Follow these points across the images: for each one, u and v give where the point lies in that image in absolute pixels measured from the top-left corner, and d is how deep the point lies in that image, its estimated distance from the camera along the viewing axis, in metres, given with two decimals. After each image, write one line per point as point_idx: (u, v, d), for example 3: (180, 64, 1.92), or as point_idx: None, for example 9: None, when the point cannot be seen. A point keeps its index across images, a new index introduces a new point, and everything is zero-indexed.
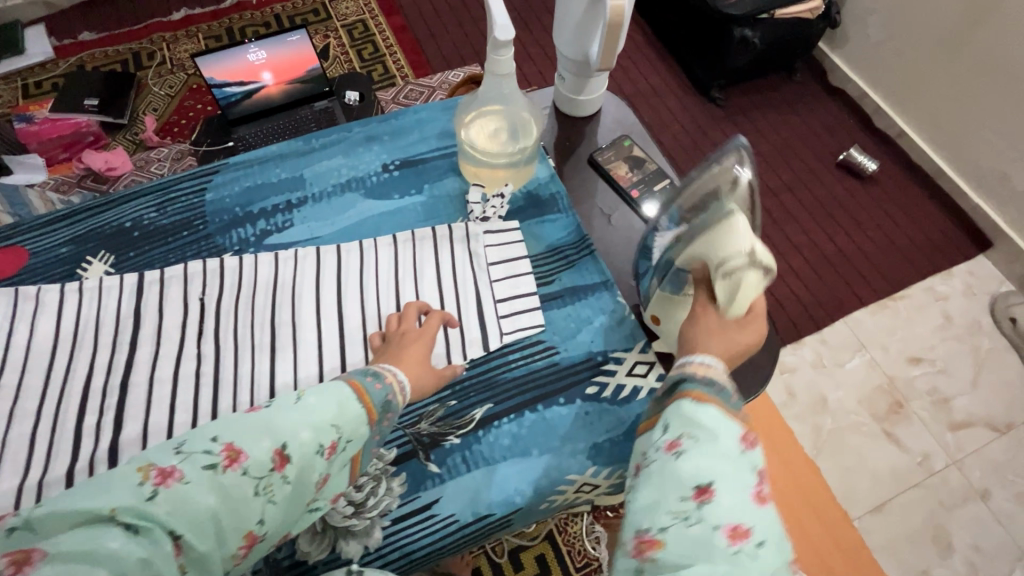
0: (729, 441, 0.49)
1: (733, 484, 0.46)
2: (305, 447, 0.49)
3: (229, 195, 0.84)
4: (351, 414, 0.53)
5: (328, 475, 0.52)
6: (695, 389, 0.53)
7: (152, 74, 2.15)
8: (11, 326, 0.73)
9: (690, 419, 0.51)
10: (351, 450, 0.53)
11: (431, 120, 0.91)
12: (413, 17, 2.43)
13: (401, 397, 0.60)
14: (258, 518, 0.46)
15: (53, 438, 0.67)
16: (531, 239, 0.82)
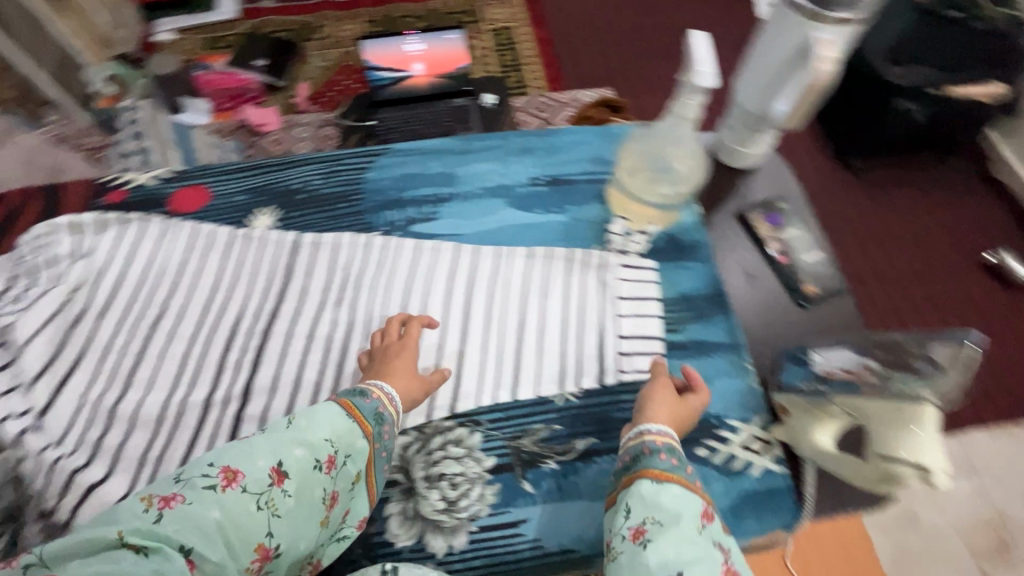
0: (688, 523, 0.57)
1: (697, 566, 0.54)
2: (302, 462, 0.58)
3: (386, 177, 0.89)
4: (342, 429, 0.62)
5: (335, 491, 0.60)
6: (655, 468, 0.61)
7: (315, 47, 2.36)
8: (186, 256, 0.81)
9: (651, 506, 0.58)
10: (350, 465, 0.61)
11: (586, 143, 0.92)
12: (558, 33, 2.48)
13: (392, 410, 0.66)
14: (265, 531, 0.55)
15: (199, 366, 0.73)
16: (666, 282, 0.80)
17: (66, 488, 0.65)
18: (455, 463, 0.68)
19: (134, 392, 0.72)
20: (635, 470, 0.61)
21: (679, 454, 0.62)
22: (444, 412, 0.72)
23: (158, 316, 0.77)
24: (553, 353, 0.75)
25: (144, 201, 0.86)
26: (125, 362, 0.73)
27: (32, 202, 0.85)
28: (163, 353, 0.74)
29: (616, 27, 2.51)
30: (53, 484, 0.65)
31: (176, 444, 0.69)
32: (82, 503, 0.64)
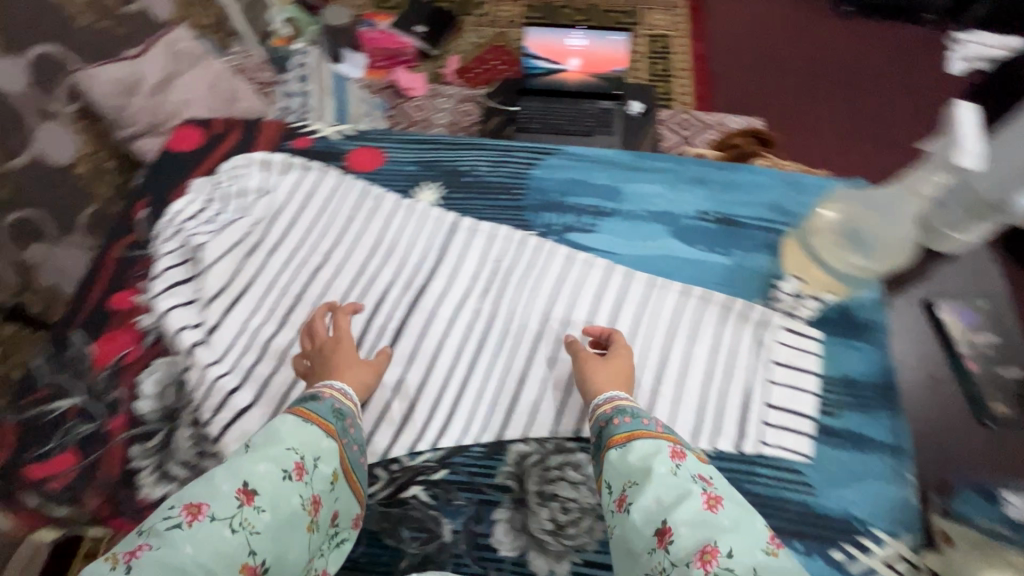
0: (661, 471, 0.56)
1: (680, 508, 0.53)
2: (269, 476, 0.54)
3: (551, 179, 0.88)
4: (303, 435, 0.58)
5: (315, 495, 0.57)
6: (617, 434, 0.61)
7: (471, 22, 2.52)
8: (352, 214, 0.85)
9: (621, 472, 0.58)
10: (324, 466, 0.58)
11: (768, 188, 0.85)
12: (717, 50, 2.37)
13: (351, 406, 0.65)
14: (247, 550, 0.50)
15: (347, 322, 0.77)
16: (830, 359, 0.73)
17: (219, 405, 0.71)
18: (571, 487, 0.66)
19: (287, 330, 0.76)
20: (602, 445, 0.61)
21: (634, 411, 0.62)
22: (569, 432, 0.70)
23: (318, 266, 0.81)
24: (690, 402, 0.71)
25: (324, 152, 0.90)
26: (284, 302, 0.78)
27: (232, 133, 0.93)
28: (317, 301, 0.78)
29: (780, 55, 2.35)
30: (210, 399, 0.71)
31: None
32: (230, 424, 0.69)
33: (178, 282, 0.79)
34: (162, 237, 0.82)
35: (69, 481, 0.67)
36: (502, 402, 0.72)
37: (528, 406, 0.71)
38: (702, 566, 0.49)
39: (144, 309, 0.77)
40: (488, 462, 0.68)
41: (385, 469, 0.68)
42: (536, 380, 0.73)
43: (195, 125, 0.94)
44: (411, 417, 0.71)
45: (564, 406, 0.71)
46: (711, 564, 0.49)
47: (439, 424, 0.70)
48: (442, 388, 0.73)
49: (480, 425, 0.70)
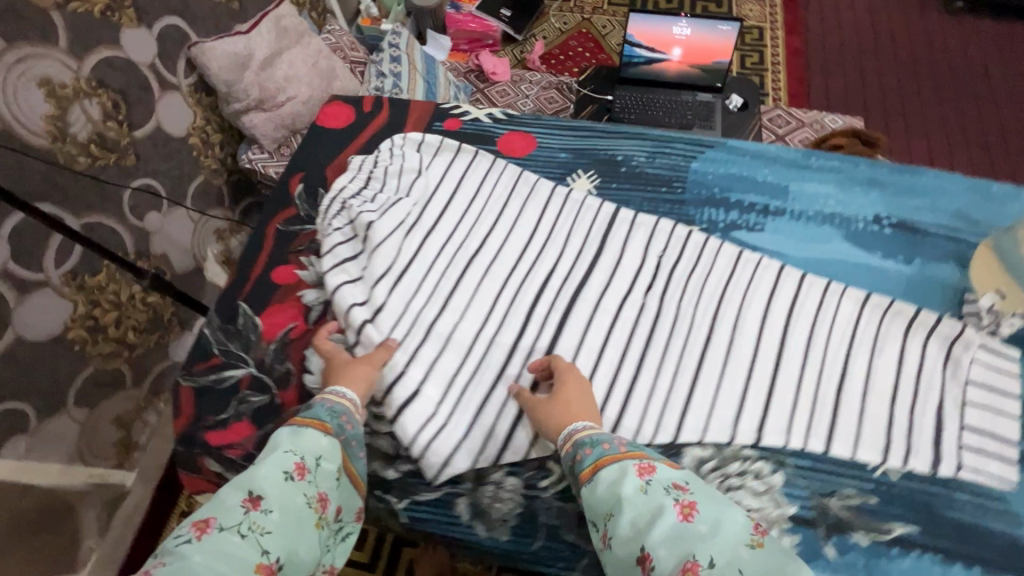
0: (629, 494, 0.55)
1: (656, 527, 0.52)
2: (269, 478, 0.56)
3: (713, 172, 0.84)
4: (300, 439, 0.60)
5: (321, 492, 0.58)
6: (582, 468, 0.59)
7: (556, 7, 2.46)
8: (507, 200, 0.83)
9: (595, 506, 0.56)
10: (326, 464, 0.59)
11: (952, 194, 0.80)
12: (813, 44, 2.25)
13: (344, 401, 0.64)
14: (259, 550, 0.51)
15: (509, 310, 0.75)
16: None
17: (390, 387, 0.70)
18: (753, 496, 0.64)
19: (450, 314, 0.75)
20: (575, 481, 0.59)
21: (593, 438, 0.60)
22: (748, 439, 0.67)
23: (476, 250, 0.80)
24: (880, 416, 0.67)
25: (476, 135, 0.90)
26: (444, 285, 0.77)
27: (382, 112, 0.93)
28: (477, 287, 0.77)
29: (884, 51, 2.21)
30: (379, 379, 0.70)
31: (480, 377, 0.71)
32: (401, 406, 0.69)
33: (345, 259, 0.78)
34: (325, 211, 0.81)
35: (247, 450, 0.68)
36: (675, 401, 0.69)
37: (702, 407, 0.69)
38: None
39: (309, 284, 0.78)
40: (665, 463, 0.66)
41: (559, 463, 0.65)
42: (709, 382, 0.70)
43: (346, 102, 0.94)
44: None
45: (740, 410, 0.68)
46: None
47: (611, 419, 0.69)
48: (612, 382, 0.71)
49: (654, 424, 0.68)
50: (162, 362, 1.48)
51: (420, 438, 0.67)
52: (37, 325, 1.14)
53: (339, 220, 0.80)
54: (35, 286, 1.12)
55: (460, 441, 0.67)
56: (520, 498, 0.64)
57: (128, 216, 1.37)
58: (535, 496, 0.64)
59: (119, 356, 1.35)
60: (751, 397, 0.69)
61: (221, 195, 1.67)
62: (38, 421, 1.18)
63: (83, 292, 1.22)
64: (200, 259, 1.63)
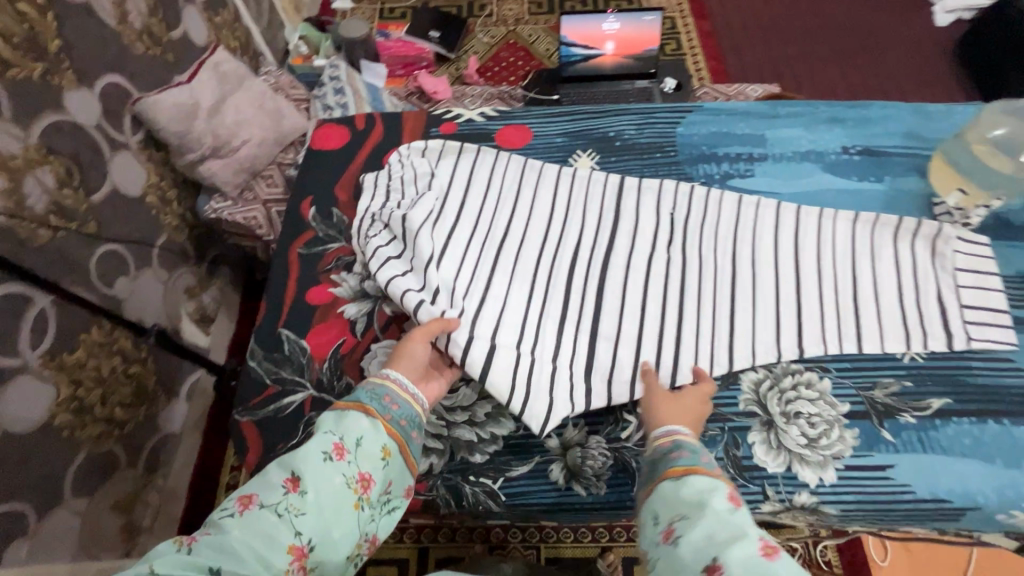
0: (717, 509, 0.52)
1: (735, 543, 0.49)
2: (309, 459, 0.55)
3: (697, 133, 0.92)
4: (343, 420, 0.59)
5: (361, 472, 0.57)
6: (674, 466, 0.58)
7: (480, 23, 2.54)
8: (518, 187, 0.87)
9: (672, 505, 0.55)
10: (366, 444, 0.58)
11: (899, 118, 0.92)
12: (720, 25, 2.47)
13: (389, 383, 0.63)
14: (292, 530, 0.51)
15: (552, 276, 0.78)
16: (1004, 259, 0.79)
17: (467, 349, 0.69)
18: (810, 403, 0.70)
19: (499, 286, 0.76)
20: (655, 480, 0.58)
21: (693, 447, 0.60)
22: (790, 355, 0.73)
23: (503, 236, 0.81)
24: (901, 313, 0.75)
25: (473, 135, 0.93)
26: (486, 263, 0.78)
27: (377, 127, 0.94)
28: (516, 263, 0.79)
29: (781, 24, 2.45)
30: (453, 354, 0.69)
31: (547, 335, 0.73)
32: (485, 367, 0.68)
33: (390, 258, 0.77)
34: (357, 230, 0.82)
35: None
36: (724, 332, 0.74)
37: (748, 332, 0.74)
38: None
39: (347, 300, 0.79)
40: (726, 393, 0.72)
41: (633, 413, 0.70)
42: (747, 310, 0.75)
43: (337, 124, 0.95)
44: (645, 354, 0.72)
45: (780, 329, 0.74)
46: None
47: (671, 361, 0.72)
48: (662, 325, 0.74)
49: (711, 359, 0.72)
50: (153, 437, 1.39)
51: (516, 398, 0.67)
52: (27, 410, 1.04)
53: (375, 228, 0.81)
54: (17, 372, 1.02)
55: (553, 389, 0.69)
56: (609, 452, 0.68)
57: (97, 285, 1.28)
58: (621, 447, 0.68)
59: (109, 436, 1.24)
60: (786, 317, 0.75)
61: (186, 251, 1.60)
62: (38, 519, 1.07)
63: (64, 372, 1.12)
64: (175, 320, 1.55)
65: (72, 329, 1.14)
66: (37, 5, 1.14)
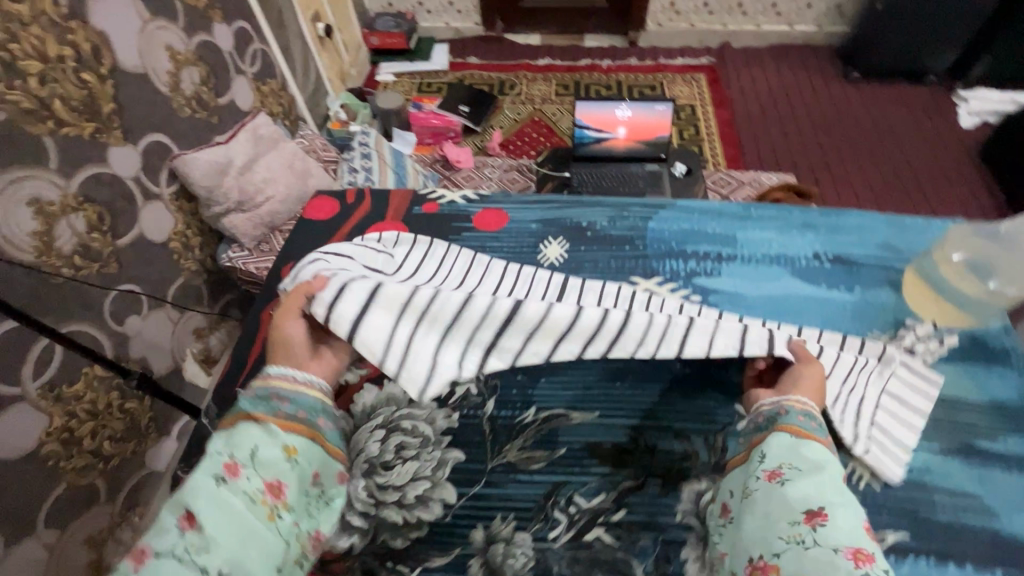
0: (835, 476, 0.55)
1: (844, 509, 0.52)
2: (201, 489, 0.53)
3: (668, 229, 0.95)
4: (235, 437, 0.57)
5: (266, 481, 0.55)
6: (793, 425, 0.60)
7: (509, 100, 2.71)
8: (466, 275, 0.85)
9: (787, 454, 0.57)
10: (263, 454, 0.56)
11: (874, 229, 0.92)
12: (740, 114, 2.54)
13: (270, 382, 0.62)
14: (199, 568, 0.49)
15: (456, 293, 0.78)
16: (973, 385, 0.76)
17: (335, 305, 0.67)
18: None
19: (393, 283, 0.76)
20: (770, 428, 0.61)
21: (814, 416, 0.61)
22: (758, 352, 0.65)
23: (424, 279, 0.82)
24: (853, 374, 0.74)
25: (451, 215, 0.98)
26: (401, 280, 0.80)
27: (365, 202, 1.01)
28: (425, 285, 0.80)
29: (800, 116, 2.51)
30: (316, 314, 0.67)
31: (442, 304, 0.70)
32: (355, 323, 0.66)
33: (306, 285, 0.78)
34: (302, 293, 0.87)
35: None
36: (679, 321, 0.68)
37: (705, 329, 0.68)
38: (851, 559, 0.49)
39: None
40: (663, 500, 0.69)
41: (563, 513, 0.68)
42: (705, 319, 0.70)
43: (331, 196, 1.03)
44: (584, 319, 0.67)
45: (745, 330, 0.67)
46: (859, 563, 0.49)
47: (612, 333, 0.66)
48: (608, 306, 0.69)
49: (638, 341, 0.66)
50: (136, 473, 1.41)
51: (392, 360, 0.66)
52: (13, 437, 1.08)
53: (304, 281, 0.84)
54: (13, 401, 1.08)
55: (436, 350, 0.67)
56: (533, 552, 0.66)
57: (108, 321, 1.37)
58: (546, 549, 0.66)
59: (92, 469, 1.28)
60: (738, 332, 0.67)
61: (200, 293, 1.70)
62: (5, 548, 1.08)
63: (60, 405, 1.18)
64: (179, 359, 1.62)
65: (75, 364, 1.21)
66: (98, 73, 1.30)
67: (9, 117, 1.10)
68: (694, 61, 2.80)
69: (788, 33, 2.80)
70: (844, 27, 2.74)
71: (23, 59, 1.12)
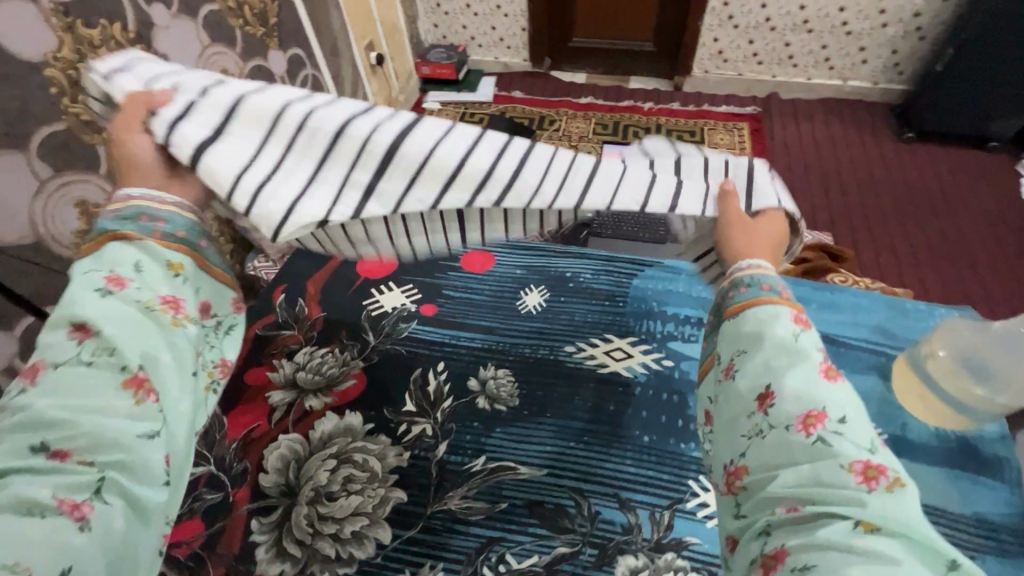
0: (778, 335, 0.52)
1: (790, 373, 0.49)
2: (83, 302, 0.50)
3: (650, 289, 0.97)
4: (111, 255, 0.53)
5: (160, 295, 0.53)
6: (734, 304, 0.57)
7: (546, 136, 2.74)
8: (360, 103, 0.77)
9: (735, 341, 0.55)
10: (150, 267, 0.54)
11: (870, 309, 0.89)
12: (781, 168, 2.46)
13: (134, 203, 0.56)
14: (113, 365, 0.48)
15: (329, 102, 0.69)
16: (960, 497, 0.70)
17: (177, 124, 0.60)
18: None
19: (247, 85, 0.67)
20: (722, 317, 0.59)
21: (753, 278, 0.58)
22: (662, 208, 0.69)
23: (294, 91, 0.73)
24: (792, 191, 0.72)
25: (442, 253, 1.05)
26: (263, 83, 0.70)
27: None
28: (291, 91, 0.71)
29: (844, 173, 2.42)
30: (154, 133, 0.60)
31: (315, 132, 0.64)
32: (201, 147, 0.60)
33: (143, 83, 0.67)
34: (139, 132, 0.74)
35: (194, 549, 0.71)
36: (584, 166, 0.68)
37: (611, 175, 0.69)
38: (802, 427, 0.46)
39: (276, 386, 0.86)
40: (598, 572, 0.67)
41: (493, 570, 0.67)
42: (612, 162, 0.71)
43: None
44: (472, 163, 0.64)
45: (652, 183, 0.70)
46: (811, 427, 0.46)
47: (502, 181, 0.64)
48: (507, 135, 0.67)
49: (534, 190, 0.65)
50: None
51: (248, 189, 0.60)
52: None
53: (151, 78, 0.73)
54: None
55: (304, 187, 0.62)
56: None
57: None
58: None
59: None
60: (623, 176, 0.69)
61: None
62: None
63: None
64: None
65: None
66: None
67: (68, 128, 0.90)
68: (739, 108, 2.74)
69: (841, 87, 2.72)
70: (901, 85, 2.65)
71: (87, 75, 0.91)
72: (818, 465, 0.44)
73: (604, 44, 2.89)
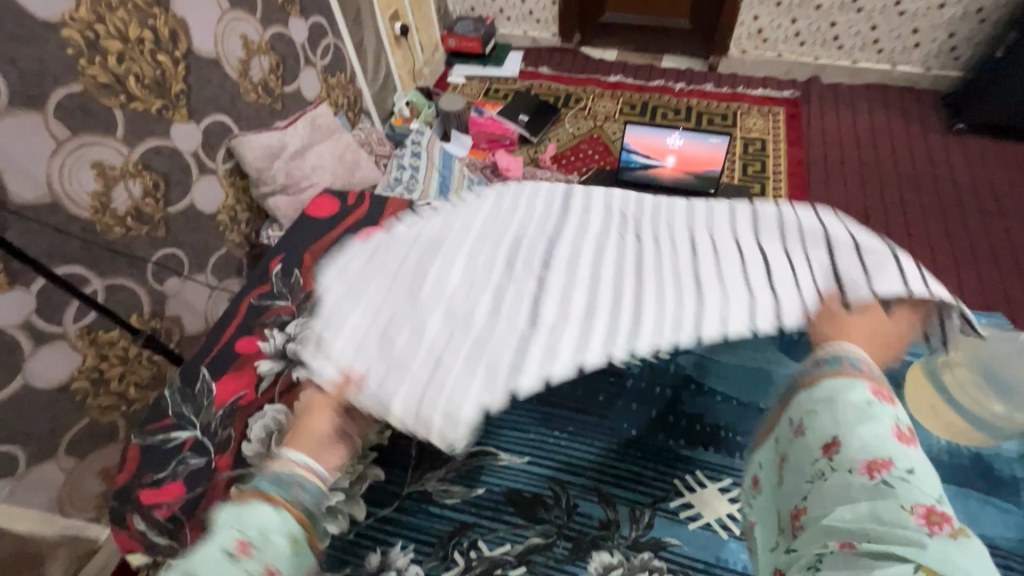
0: (854, 399, 0.48)
1: (861, 428, 0.47)
2: (207, 556, 0.44)
3: None
4: (251, 513, 0.48)
5: (269, 567, 0.46)
6: (811, 374, 0.53)
7: (571, 114, 2.66)
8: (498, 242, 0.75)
9: (806, 402, 0.51)
10: (276, 538, 0.47)
11: None
12: (815, 157, 2.32)
13: (296, 466, 0.54)
14: None
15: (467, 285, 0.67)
16: None
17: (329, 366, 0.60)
18: None
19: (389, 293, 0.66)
20: (799, 384, 0.53)
21: (834, 355, 0.53)
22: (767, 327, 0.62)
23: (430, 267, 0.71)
24: (886, 276, 0.64)
25: None
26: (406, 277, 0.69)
27: (363, 206, 1.08)
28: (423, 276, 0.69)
29: (884, 164, 2.28)
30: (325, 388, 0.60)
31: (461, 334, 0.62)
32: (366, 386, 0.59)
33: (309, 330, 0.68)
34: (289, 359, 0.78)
35: (174, 511, 0.74)
36: (689, 306, 0.65)
37: (717, 304, 0.65)
38: (865, 472, 0.44)
39: (266, 355, 0.85)
40: (569, 566, 0.65)
41: (463, 556, 0.66)
42: (714, 286, 0.66)
43: (333, 197, 1.10)
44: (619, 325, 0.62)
45: (751, 298, 0.65)
46: (876, 472, 0.44)
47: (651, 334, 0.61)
48: (640, 296, 0.66)
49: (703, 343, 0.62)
50: None
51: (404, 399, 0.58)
52: (45, 373, 0.93)
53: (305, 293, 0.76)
54: (50, 337, 0.93)
55: (463, 383, 0.59)
56: None
57: None
58: None
59: None
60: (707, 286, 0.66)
61: None
62: None
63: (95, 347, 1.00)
64: None
65: None
66: (172, 56, 1.09)
67: (84, 90, 0.92)
68: (775, 92, 2.60)
69: (889, 73, 2.55)
70: (957, 71, 2.46)
71: (103, 38, 0.95)
72: (876, 505, 0.42)
73: (636, 20, 2.77)
